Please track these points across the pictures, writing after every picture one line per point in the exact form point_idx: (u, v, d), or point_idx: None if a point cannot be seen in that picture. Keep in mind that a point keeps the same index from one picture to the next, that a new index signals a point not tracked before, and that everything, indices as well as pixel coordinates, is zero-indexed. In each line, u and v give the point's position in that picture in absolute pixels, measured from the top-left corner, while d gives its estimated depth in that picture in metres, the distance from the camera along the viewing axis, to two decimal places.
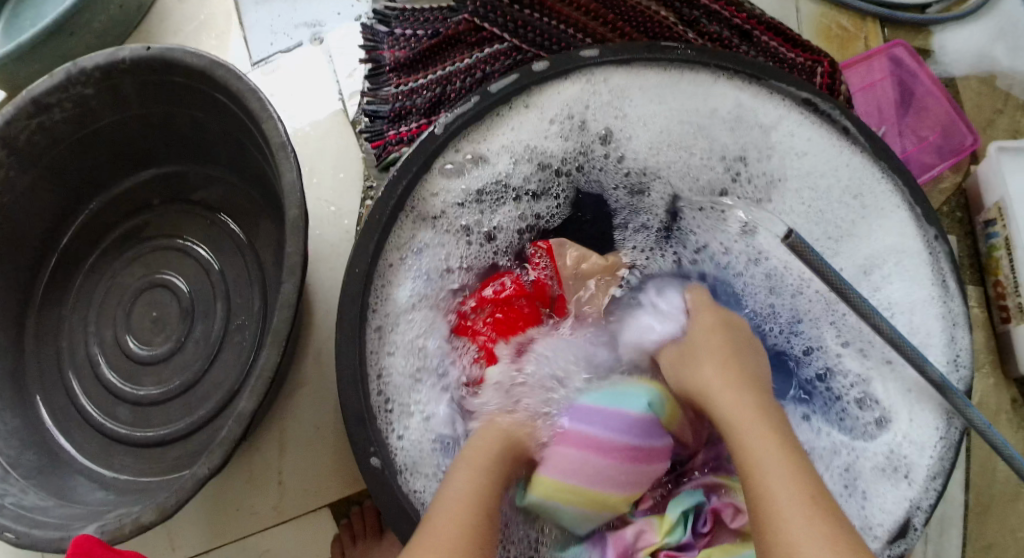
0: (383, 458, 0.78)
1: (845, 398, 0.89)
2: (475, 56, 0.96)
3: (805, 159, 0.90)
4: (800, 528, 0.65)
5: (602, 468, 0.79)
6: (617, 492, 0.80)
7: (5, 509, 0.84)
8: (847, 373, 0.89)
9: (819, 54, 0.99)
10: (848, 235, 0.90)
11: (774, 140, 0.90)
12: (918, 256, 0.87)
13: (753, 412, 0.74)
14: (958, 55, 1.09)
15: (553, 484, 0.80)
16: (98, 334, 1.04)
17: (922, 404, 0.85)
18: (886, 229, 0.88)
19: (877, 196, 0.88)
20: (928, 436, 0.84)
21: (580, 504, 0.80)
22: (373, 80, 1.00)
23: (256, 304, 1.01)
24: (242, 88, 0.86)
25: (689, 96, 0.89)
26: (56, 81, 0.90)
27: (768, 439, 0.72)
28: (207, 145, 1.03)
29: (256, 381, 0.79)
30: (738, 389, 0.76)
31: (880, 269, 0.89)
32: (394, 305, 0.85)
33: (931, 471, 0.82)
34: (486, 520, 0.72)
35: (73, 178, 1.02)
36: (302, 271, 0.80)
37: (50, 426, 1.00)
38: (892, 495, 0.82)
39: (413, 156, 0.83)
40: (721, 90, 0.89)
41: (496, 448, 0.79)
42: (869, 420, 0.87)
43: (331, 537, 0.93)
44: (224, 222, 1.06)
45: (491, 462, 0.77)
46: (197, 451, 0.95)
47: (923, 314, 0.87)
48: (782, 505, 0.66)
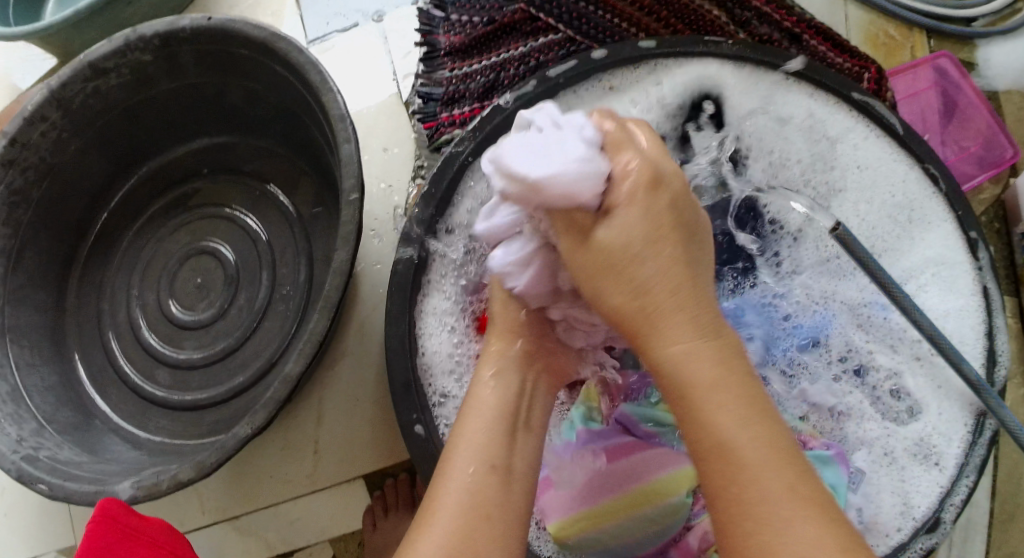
0: (426, 427, 0.79)
1: (879, 389, 0.88)
2: (529, 45, 0.98)
3: (866, 172, 0.90)
4: (783, 510, 0.56)
5: (613, 479, 0.81)
6: (648, 484, 0.81)
7: (41, 462, 0.86)
8: (880, 368, 0.88)
9: (868, 61, 1.01)
10: (889, 247, 0.90)
11: (842, 151, 0.90)
12: (961, 267, 0.87)
13: (714, 371, 0.60)
14: (1001, 69, 1.10)
15: (596, 513, 0.81)
16: (141, 299, 1.06)
17: (950, 398, 0.86)
18: (928, 240, 0.88)
19: (923, 209, 0.88)
20: (957, 428, 0.85)
21: (637, 506, 0.80)
22: (428, 63, 1.01)
23: (301, 274, 1.02)
24: (303, 59, 0.87)
25: (758, 94, 0.90)
26: (116, 45, 0.92)
27: (730, 406, 0.59)
28: (259, 117, 1.04)
29: (305, 346, 0.80)
30: (690, 310, 0.61)
31: (918, 278, 0.89)
32: (434, 283, 0.84)
33: (961, 461, 0.83)
34: (498, 480, 0.67)
35: (124, 141, 1.04)
36: (354, 240, 0.82)
37: (88, 386, 1.02)
38: (924, 480, 0.84)
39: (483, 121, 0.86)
40: (791, 94, 0.90)
41: (496, 409, 0.70)
42: (899, 408, 0.87)
43: (364, 507, 0.94)
44: (272, 192, 1.07)
45: (498, 411, 0.70)
46: (234, 416, 0.96)
47: (956, 320, 0.87)
48: (763, 499, 0.56)
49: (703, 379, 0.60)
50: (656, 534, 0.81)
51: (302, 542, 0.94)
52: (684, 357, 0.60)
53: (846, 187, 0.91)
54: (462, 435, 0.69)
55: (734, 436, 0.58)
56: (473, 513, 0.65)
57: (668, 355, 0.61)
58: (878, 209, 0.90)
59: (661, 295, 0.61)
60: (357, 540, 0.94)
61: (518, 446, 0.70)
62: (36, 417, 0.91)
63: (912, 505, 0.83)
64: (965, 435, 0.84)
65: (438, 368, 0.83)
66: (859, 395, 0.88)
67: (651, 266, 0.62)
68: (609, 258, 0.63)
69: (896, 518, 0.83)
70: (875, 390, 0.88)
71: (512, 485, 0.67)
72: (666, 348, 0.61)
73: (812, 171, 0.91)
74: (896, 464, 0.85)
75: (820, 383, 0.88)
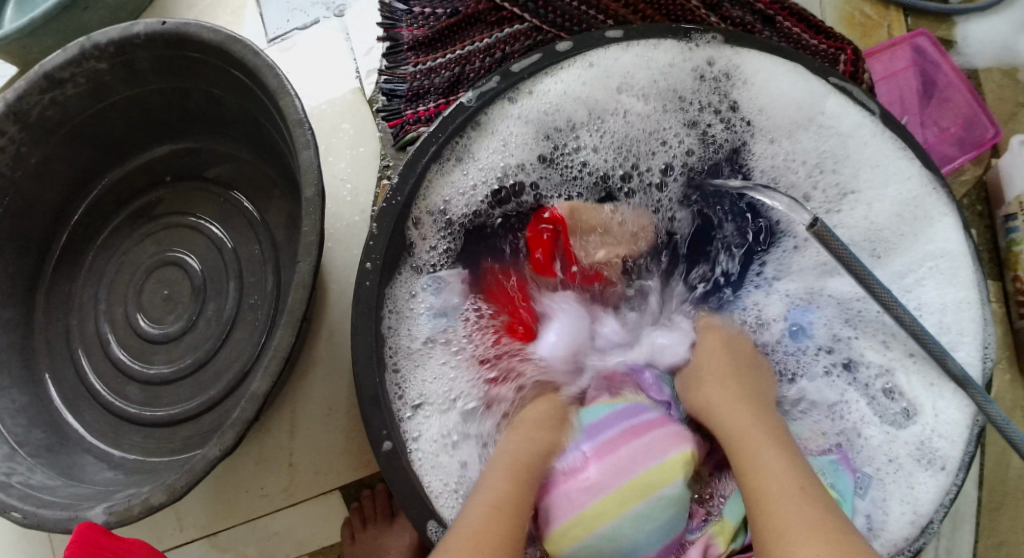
0: (395, 443, 0.78)
1: (872, 390, 0.87)
2: (495, 36, 0.95)
3: (878, 171, 0.87)
4: (793, 515, 0.67)
5: (597, 480, 0.78)
6: (634, 480, 0.78)
7: (12, 488, 0.84)
8: (870, 364, 0.88)
9: (843, 42, 0.98)
10: (893, 246, 0.88)
11: (851, 151, 0.88)
12: (958, 260, 0.85)
13: (751, 425, 0.76)
14: (981, 46, 1.08)
15: (584, 516, 0.78)
16: (108, 313, 1.04)
17: (946, 391, 0.84)
18: (927, 238, 0.87)
19: (924, 204, 0.86)
20: (958, 428, 0.83)
21: (625, 505, 0.77)
22: (391, 58, 0.99)
23: (270, 282, 1.00)
24: (260, 64, 0.85)
25: (746, 79, 0.88)
26: (70, 55, 0.89)
27: (795, 506, 0.68)
28: (222, 121, 1.01)
29: (271, 361, 0.78)
30: (744, 407, 0.79)
31: (915, 273, 0.87)
32: (404, 299, 0.84)
33: (965, 461, 0.81)
34: (500, 545, 0.71)
35: (88, 154, 1.02)
36: (317, 251, 0.80)
37: (59, 404, 1.00)
38: (929, 487, 0.81)
39: (447, 120, 0.84)
40: (774, 76, 0.87)
41: (497, 492, 0.75)
42: (894, 410, 0.86)
43: (342, 519, 0.93)
44: (237, 198, 1.05)
45: (506, 494, 0.75)
46: (207, 431, 0.95)
47: (955, 315, 0.85)
48: (770, 500, 0.69)
49: (739, 423, 0.77)
50: (653, 533, 0.78)
51: (281, 556, 0.93)
52: (747, 441, 0.75)
53: (855, 189, 0.89)
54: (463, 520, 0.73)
55: (766, 468, 0.71)
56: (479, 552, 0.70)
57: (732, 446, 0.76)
58: (881, 214, 0.88)
59: (736, 414, 0.78)
60: (338, 551, 0.93)
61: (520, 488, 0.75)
62: (6, 441, 0.90)
63: (920, 509, 0.81)
64: (964, 435, 0.82)
65: (411, 378, 0.83)
66: (851, 392, 0.88)
67: (723, 389, 0.81)
68: (699, 377, 0.84)
69: (905, 526, 0.81)
70: (868, 389, 0.87)
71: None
72: (716, 407, 0.80)
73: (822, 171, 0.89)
74: (901, 471, 0.83)
75: (816, 380, 0.89)
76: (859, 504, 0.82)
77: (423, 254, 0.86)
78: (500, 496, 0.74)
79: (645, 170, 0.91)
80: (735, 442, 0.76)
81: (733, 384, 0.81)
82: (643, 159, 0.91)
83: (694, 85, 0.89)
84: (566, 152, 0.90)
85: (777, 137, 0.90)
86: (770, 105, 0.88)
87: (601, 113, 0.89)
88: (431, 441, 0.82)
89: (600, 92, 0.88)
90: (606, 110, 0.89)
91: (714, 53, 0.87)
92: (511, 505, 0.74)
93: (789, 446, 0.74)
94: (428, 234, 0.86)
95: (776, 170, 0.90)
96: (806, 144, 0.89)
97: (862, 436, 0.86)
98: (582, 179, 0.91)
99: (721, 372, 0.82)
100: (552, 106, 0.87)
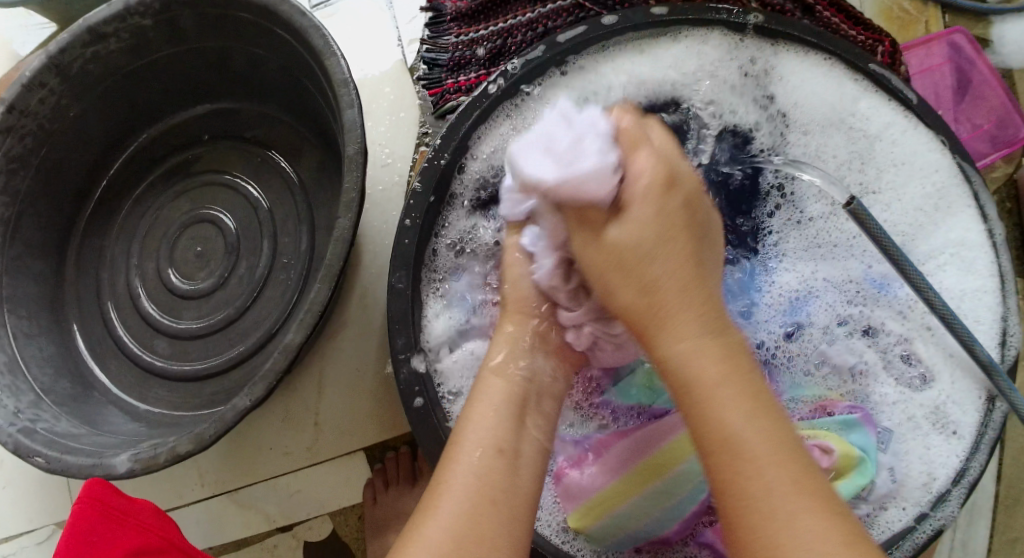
0: (427, 399, 0.79)
1: (888, 355, 0.87)
2: (537, 10, 0.95)
3: (903, 169, 0.88)
4: (756, 443, 0.61)
5: (622, 458, 0.81)
6: (655, 456, 0.80)
7: (38, 433, 0.85)
8: (890, 332, 0.87)
9: (881, 33, 0.98)
10: (916, 226, 0.88)
11: (878, 149, 0.88)
12: (978, 248, 0.86)
13: (715, 365, 0.64)
14: (1017, 47, 1.08)
15: (607, 493, 0.80)
16: (140, 268, 1.05)
17: (962, 368, 0.84)
18: (948, 225, 0.87)
19: (944, 196, 0.86)
20: (969, 397, 0.84)
21: (648, 483, 0.80)
22: (434, 28, 1.00)
23: (303, 243, 1.00)
24: (306, 25, 0.85)
25: (781, 67, 0.88)
26: (115, 10, 0.90)
27: (733, 398, 0.63)
28: (261, 83, 1.02)
29: (306, 315, 0.79)
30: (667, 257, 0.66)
31: (935, 257, 0.87)
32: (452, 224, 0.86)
33: (979, 427, 0.83)
34: (501, 486, 0.66)
35: (124, 109, 1.02)
36: (357, 208, 0.80)
37: (86, 355, 1.01)
38: (939, 450, 0.83)
39: (489, 88, 0.84)
40: (816, 64, 0.88)
41: (504, 398, 0.72)
42: (911, 374, 0.86)
43: (365, 480, 0.93)
44: (274, 159, 1.06)
45: (504, 396, 0.72)
46: (234, 386, 0.95)
47: (973, 300, 0.86)
48: (751, 455, 0.61)
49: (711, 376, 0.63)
50: (685, 504, 0.80)
51: (301, 515, 0.94)
52: (682, 356, 0.64)
53: (879, 185, 0.89)
54: (473, 415, 0.71)
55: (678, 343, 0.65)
56: (478, 490, 0.66)
57: (665, 352, 0.65)
58: (904, 201, 0.88)
59: (676, 310, 0.65)
60: (358, 513, 0.94)
61: (527, 428, 0.71)
62: (33, 388, 0.90)
63: (932, 476, 0.82)
64: (976, 404, 0.83)
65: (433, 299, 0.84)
66: (869, 355, 0.87)
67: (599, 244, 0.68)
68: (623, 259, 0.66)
69: (919, 489, 0.82)
70: (885, 352, 0.87)
71: (518, 470, 0.68)
72: (670, 344, 0.65)
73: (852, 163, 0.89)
74: (915, 432, 0.84)
75: (838, 344, 0.88)
76: (881, 457, 0.84)
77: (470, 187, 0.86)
78: (507, 383, 0.73)
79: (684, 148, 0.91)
80: (629, 322, 0.68)
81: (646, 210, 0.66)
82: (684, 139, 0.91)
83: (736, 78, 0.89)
84: None
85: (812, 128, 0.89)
86: (807, 100, 0.89)
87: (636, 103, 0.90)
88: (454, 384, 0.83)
89: (649, 68, 0.89)
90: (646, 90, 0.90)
91: (760, 48, 0.88)
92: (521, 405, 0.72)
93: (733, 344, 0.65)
94: (473, 171, 0.86)
95: (802, 159, 0.90)
96: (835, 142, 0.89)
97: (881, 398, 0.86)
98: None
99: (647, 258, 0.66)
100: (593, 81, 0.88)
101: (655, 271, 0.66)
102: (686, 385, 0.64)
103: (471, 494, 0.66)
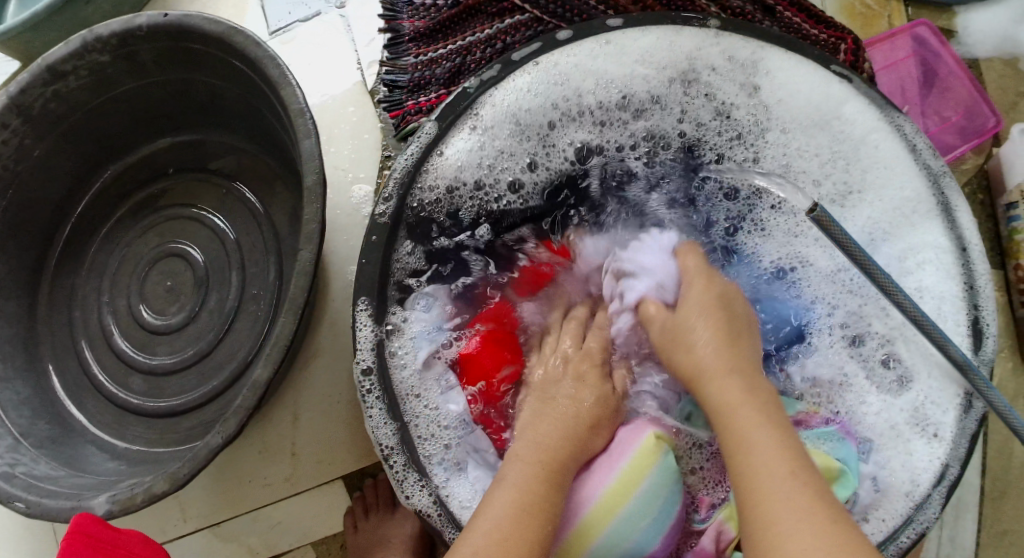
0: (405, 452, 0.81)
1: (871, 360, 0.86)
2: (496, 27, 0.95)
3: (891, 169, 0.86)
4: (782, 492, 0.66)
5: (583, 494, 0.77)
6: (614, 483, 0.77)
7: (16, 478, 0.84)
8: (874, 335, 0.86)
9: (843, 30, 0.97)
10: (905, 226, 0.86)
11: (865, 151, 0.86)
12: (949, 253, 0.84)
13: (756, 406, 0.72)
14: (982, 35, 1.07)
15: (578, 535, 0.76)
16: (112, 304, 1.04)
17: (939, 366, 0.83)
18: (932, 230, 0.85)
19: (930, 205, 0.85)
20: (949, 396, 0.82)
21: (614, 510, 0.76)
22: (393, 49, 0.99)
23: (272, 273, 1.00)
24: (262, 55, 0.85)
25: (742, 66, 0.86)
26: (72, 48, 0.89)
27: (756, 423, 0.71)
28: (224, 113, 1.02)
29: (273, 349, 0.78)
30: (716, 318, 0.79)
31: (917, 258, 0.85)
32: (405, 261, 0.84)
33: (959, 426, 0.81)
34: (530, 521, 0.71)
35: (89, 146, 1.02)
36: (319, 239, 0.80)
37: (62, 396, 1.00)
38: (922, 452, 0.82)
39: (446, 110, 0.85)
40: (774, 61, 0.86)
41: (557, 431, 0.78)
42: (889, 378, 0.85)
43: (345, 508, 0.93)
44: (239, 189, 1.05)
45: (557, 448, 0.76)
46: (209, 421, 0.95)
47: (951, 304, 0.83)
48: (773, 489, 0.66)
49: (727, 401, 0.73)
50: (656, 524, 0.77)
51: (284, 546, 0.93)
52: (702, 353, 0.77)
53: (864, 187, 0.87)
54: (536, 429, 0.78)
55: (699, 352, 0.77)
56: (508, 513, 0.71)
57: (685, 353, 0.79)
58: (888, 206, 0.86)
59: (711, 356, 0.76)
60: (339, 542, 0.93)
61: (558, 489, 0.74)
62: (9, 432, 0.90)
63: (913, 481, 0.81)
64: (956, 405, 0.82)
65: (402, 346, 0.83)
66: (850, 366, 0.87)
67: (711, 348, 0.77)
68: (681, 334, 0.80)
69: (901, 501, 0.81)
70: (867, 360, 0.86)
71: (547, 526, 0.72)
72: (715, 381, 0.75)
73: (838, 166, 0.87)
74: (900, 436, 0.83)
75: (818, 356, 0.88)
76: (865, 467, 0.83)
77: (423, 211, 0.85)
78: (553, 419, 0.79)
79: (628, 156, 0.91)
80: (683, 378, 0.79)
81: (709, 317, 0.79)
82: (635, 145, 0.90)
83: (710, 72, 0.87)
84: (557, 145, 0.89)
85: (784, 127, 0.87)
86: (790, 97, 0.87)
87: (606, 103, 0.88)
88: (388, 439, 0.80)
89: (614, 67, 0.87)
90: (607, 87, 0.87)
91: (734, 45, 0.86)
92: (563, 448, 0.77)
93: (760, 390, 0.74)
94: (428, 196, 0.86)
95: (784, 162, 0.88)
96: (818, 142, 0.87)
97: (862, 407, 0.85)
98: (566, 161, 0.90)
99: (701, 328, 0.79)
100: (562, 78, 0.86)
101: (696, 333, 0.79)
102: (727, 418, 0.72)
103: (496, 544, 0.69)
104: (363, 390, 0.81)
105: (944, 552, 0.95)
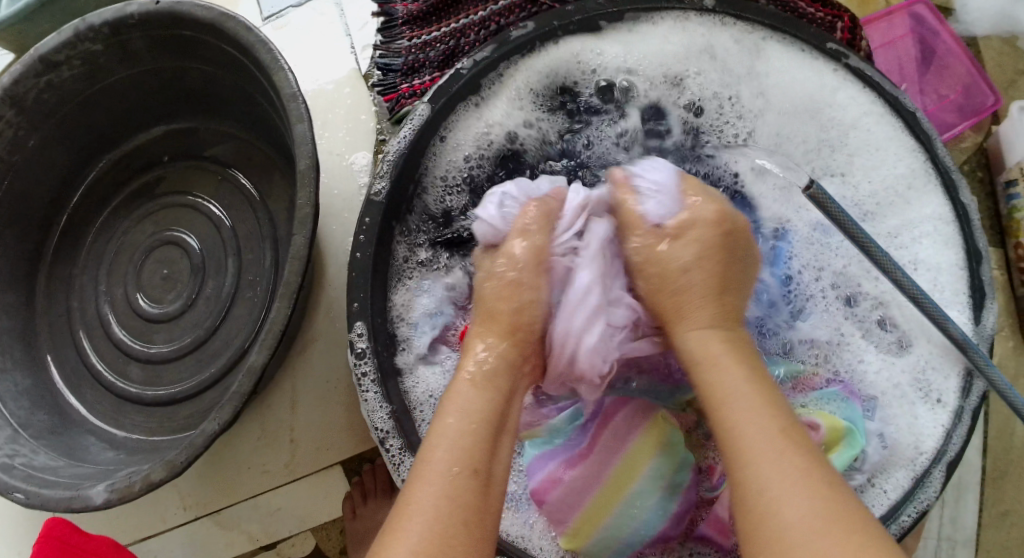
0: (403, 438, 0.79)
1: (867, 322, 0.84)
2: (489, 9, 0.94)
3: (879, 149, 0.85)
4: (773, 454, 0.63)
5: (587, 484, 0.78)
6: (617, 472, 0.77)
7: (15, 469, 0.84)
8: (868, 296, 0.85)
9: (840, 8, 0.96)
10: (900, 200, 0.84)
11: (852, 136, 0.86)
12: (947, 223, 0.82)
13: (721, 349, 0.69)
14: (981, 13, 1.06)
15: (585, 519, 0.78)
16: (109, 294, 1.04)
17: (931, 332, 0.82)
18: (925, 203, 0.83)
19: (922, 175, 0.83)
20: (950, 363, 0.80)
21: (620, 493, 0.77)
22: (386, 32, 0.98)
23: (268, 260, 1.00)
24: (254, 40, 0.84)
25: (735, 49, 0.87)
26: (65, 37, 0.89)
27: (737, 372, 0.67)
28: (218, 99, 1.01)
29: (267, 334, 0.78)
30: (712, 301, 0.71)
31: (914, 230, 0.83)
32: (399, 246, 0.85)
33: (961, 389, 0.79)
34: (463, 511, 0.63)
35: (84, 136, 1.01)
36: (313, 223, 0.79)
37: (60, 386, 1.00)
38: (923, 417, 0.80)
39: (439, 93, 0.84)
40: (769, 50, 0.86)
41: (464, 421, 0.67)
42: (888, 339, 0.83)
43: (343, 495, 0.93)
44: (234, 176, 1.05)
45: (481, 425, 0.67)
46: (207, 408, 0.95)
47: (949, 273, 0.81)
48: (748, 444, 0.64)
49: (709, 361, 0.68)
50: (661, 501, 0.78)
51: (284, 534, 0.93)
52: (696, 350, 0.70)
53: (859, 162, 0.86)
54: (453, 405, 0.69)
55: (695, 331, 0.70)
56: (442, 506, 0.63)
57: (680, 340, 0.71)
58: (881, 180, 0.85)
59: (692, 304, 0.71)
60: (339, 527, 0.93)
61: (500, 447, 0.68)
62: (8, 423, 0.90)
63: (913, 449, 0.79)
64: (958, 382, 0.80)
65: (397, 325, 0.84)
66: (846, 326, 0.85)
67: (687, 249, 0.73)
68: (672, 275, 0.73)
69: (901, 470, 0.79)
70: (863, 321, 0.85)
71: (491, 487, 0.65)
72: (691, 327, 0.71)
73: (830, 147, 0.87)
74: (907, 398, 0.81)
75: (815, 319, 0.85)
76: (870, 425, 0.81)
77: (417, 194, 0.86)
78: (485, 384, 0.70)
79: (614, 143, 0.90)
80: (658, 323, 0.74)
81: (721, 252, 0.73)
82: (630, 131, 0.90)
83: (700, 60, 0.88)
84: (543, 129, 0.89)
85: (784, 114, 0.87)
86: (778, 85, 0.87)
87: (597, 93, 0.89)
88: (384, 423, 0.79)
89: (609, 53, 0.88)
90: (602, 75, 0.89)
91: (733, 35, 0.87)
92: (498, 408, 0.69)
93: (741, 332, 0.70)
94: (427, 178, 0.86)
95: (775, 141, 0.88)
96: (810, 125, 0.87)
97: (861, 365, 0.83)
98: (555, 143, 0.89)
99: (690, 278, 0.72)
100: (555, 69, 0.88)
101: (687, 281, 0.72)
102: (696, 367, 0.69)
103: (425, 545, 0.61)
104: (357, 374, 0.80)
105: (946, 533, 0.95)
